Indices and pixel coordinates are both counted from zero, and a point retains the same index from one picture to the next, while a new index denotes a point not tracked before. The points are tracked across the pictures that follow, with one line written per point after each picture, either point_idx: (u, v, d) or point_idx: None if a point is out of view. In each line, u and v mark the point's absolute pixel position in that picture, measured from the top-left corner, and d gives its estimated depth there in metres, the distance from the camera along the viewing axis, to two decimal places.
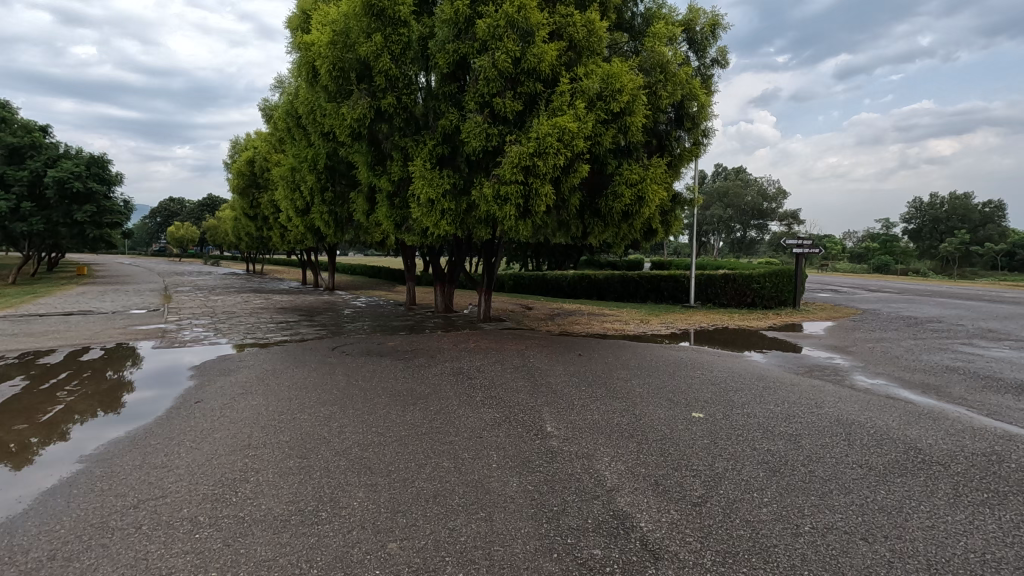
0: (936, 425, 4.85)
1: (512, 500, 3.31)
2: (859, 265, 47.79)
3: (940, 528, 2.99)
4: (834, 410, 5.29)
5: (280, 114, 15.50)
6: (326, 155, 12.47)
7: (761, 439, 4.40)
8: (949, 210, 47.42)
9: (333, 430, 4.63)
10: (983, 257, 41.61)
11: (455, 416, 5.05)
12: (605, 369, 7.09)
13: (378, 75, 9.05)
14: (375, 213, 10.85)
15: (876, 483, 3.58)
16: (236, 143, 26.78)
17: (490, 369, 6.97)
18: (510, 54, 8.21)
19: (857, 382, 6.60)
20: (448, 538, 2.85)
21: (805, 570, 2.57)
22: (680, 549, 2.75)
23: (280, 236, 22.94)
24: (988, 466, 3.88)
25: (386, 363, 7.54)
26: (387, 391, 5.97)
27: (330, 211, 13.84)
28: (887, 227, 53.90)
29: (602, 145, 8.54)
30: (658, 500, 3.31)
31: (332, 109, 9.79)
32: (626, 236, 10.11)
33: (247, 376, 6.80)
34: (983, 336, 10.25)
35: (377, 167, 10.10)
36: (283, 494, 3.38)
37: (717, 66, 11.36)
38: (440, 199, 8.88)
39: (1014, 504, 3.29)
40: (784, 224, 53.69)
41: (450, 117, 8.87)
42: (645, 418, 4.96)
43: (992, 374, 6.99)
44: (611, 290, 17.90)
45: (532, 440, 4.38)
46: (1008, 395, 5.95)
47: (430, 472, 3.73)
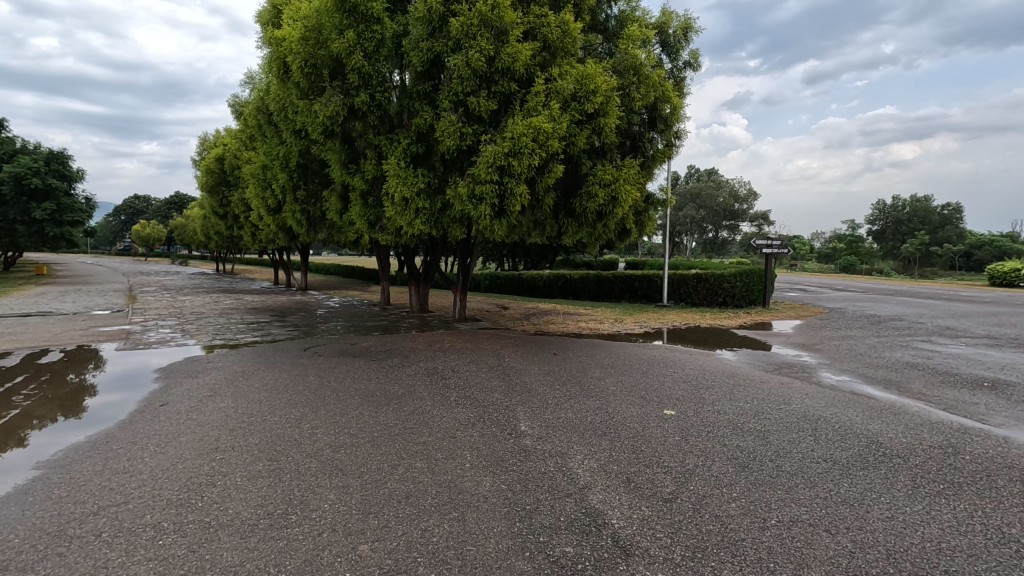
0: (898, 419, 5.01)
1: (485, 500, 3.30)
2: (827, 265, 49.12)
3: (899, 519, 3.09)
4: (801, 406, 5.43)
5: (250, 110, 15.21)
6: (298, 153, 12.30)
7: (730, 436, 4.49)
8: (910, 212, 49.00)
9: (304, 432, 4.56)
10: (942, 258, 43.16)
11: (428, 416, 5.02)
12: (580, 368, 7.13)
13: (351, 72, 8.94)
14: (349, 212, 10.72)
15: (839, 476, 3.69)
16: (205, 140, 26.30)
17: (464, 369, 6.95)
18: (484, 53, 8.20)
19: (823, 379, 6.78)
20: (420, 539, 2.83)
21: (771, 562, 2.63)
22: (651, 545, 2.78)
23: (251, 235, 22.52)
24: (944, 458, 4.04)
25: (359, 363, 7.49)
26: (360, 392, 5.90)
27: (302, 210, 13.64)
28: (853, 227, 55.56)
29: (576, 145, 8.59)
30: (630, 496, 3.34)
31: (304, 107, 9.64)
32: (601, 236, 10.18)
33: (215, 378, 6.64)
34: (943, 334, 10.60)
35: (350, 165, 10.00)
36: (252, 498, 3.31)
37: (690, 68, 11.50)
38: (414, 198, 8.82)
39: (968, 494, 3.43)
40: (754, 224, 54.83)
41: (424, 116, 8.80)
42: (618, 416, 5.01)
43: (950, 370, 7.26)
44: (586, 290, 18.00)
45: (505, 440, 4.37)
46: (963, 390, 6.20)
47: (403, 473, 3.70)
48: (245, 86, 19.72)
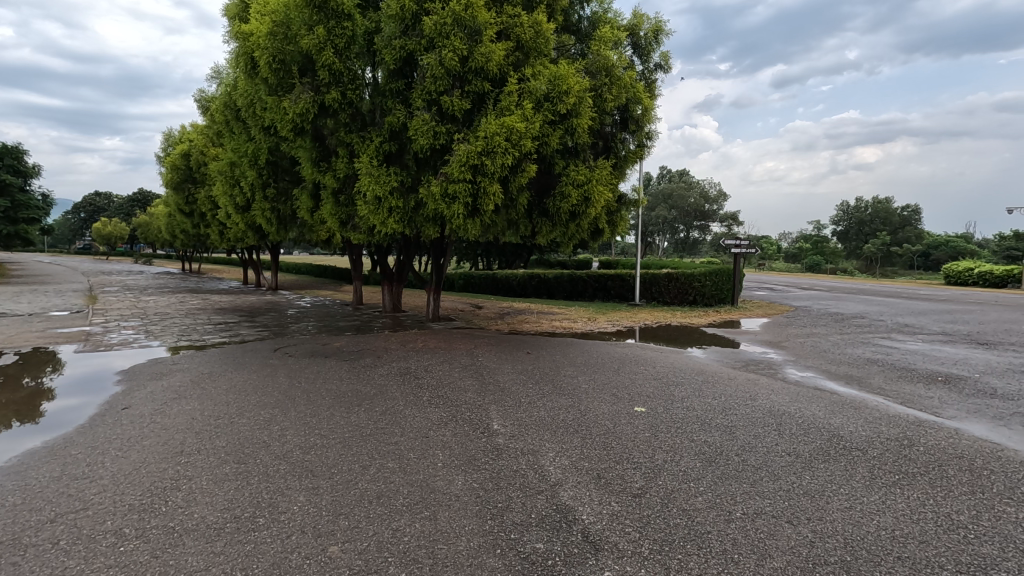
0: (858, 413, 5.20)
1: (457, 498, 3.30)
2: (793, 264, 50.45)
3: (857, 509, 3.21)
4: (767, 402, 5.58)
5: (217, 105, 14.85)
6: (267, 150, 12.08)
7: (699, 431, 4.59)
8: (872, 212, 50.63)
9: (273, 434, 4.48)
10: (902, 258, 44.78)
11: (401, 416, 5.00)
12: (553, 367, 7.17)
13: (321, 69, 8.81)
14: (320, 211, 10.57)
15: (801, 469, 3.81)
16: (170, 136, 25.60)
17: (437, 369, 6.93)
18: (457, 53, 8.18)
19: (788, 375, 6.98)
20: (391, 538, 2.82)
21: (735, 553, 2.70)
22: (620, 540, 2.83)
23: (219, 233, 22.01)
24: (900, 450, 4.21)
25: (330, 364, 7.39)
26: (331, 392, 5.84)
27: (272, 208, 13.40)
28: (818, 228, 57.21)
29: (549, 145, 8.63)
30: (601, 492, 3.39)
31: (273, 103, 9.48)
32: (574, 236, 10.26)
33: (180, 380, 6.47)
34: (902, 331, 10.98)
35: (321, 163, 9.89)
36: (218, 501, 3.25)
37: (661, 70, 11.66)
38: (387, 197, 8.75)
39: (921, 484, 3.59)
40: (724, 224, 55.96)
41: (396, 114, 8.75)
42: (590, 413, 5.07)
43: (907, 365, 7.54)
44: (560, 289, 18.12)
45: (478, 439, 4.38)
46: (920, 384, 6.45)
47: (374, 473, 3.68)
48: (211, 81, 19.25)
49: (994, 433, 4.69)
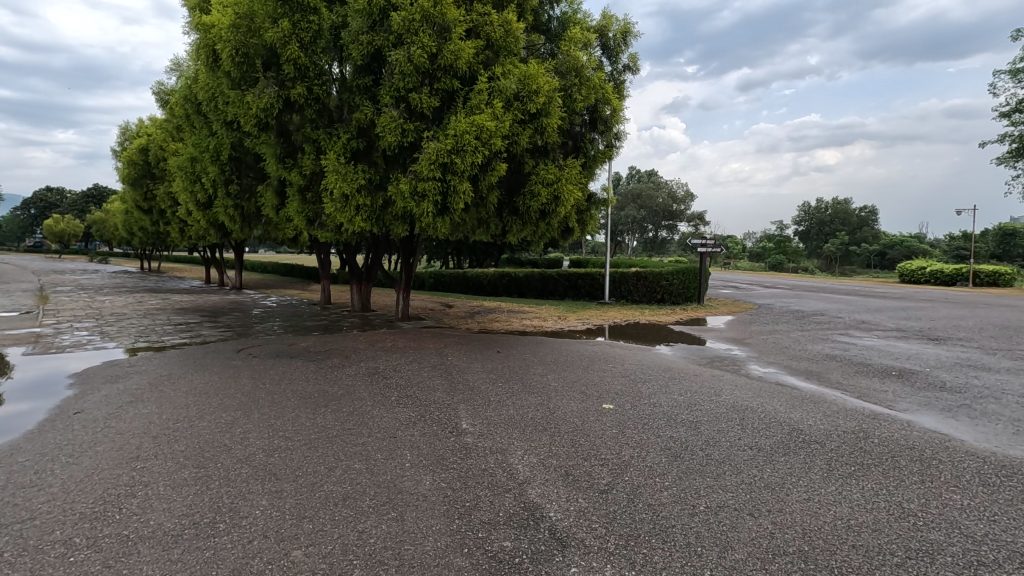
0: (817, 407, 5.37)
1: (424, 499, 3.28)
2: (757, 263, 51.90)
3: (814, 500, 3.32)
4: (731, 397, 5.71)
5: (177, 98, 14.36)
6: (230, 145, 11.76)
7: (665, 427, 4.67)
8: (832, 213, 52.39)
9: (236, 437, 4.36)
10: (860, 257, 46.49)
11: (368, 416, 4.94)
12: (522, 365, 7.18)
13: (286, 63, 8.61)
14: (286, 209, 10.35)
15: (763, 462, 3.91)
16: (126, 130, 24.68)
17: (406, 368, 6.86)
18: (426, 50, 8.12)
19: (751, 371, 7.17)
20: (356, 541, 2.78)
21: (698, 546, 2.76)
22: (587, 536, 2.85)
23: (180, 231, 21.33)
24: (856, 442, 4.37)
25: (296, 364, 7.24)
26: (297, 393, 5.72)
27: (235, 205, 13.06)
28: (781, 228, 58.94)
29: (519, 144, 8.63)
30: (568, 490, 3.41)
31: (236, 98, 9.23)
32: (544, 235, 10.31)
33: (137, 383, 6.24)
34: (858, 327, 11.41)
35: (286, 160, 9.71)
36: (176, 508, 3.14)
37: (630, 72, 11.80)
38: (355, 194, 8.60)
39: (875, 475, 3.73)
40: (691, 224, 57.07)
41: (364, 111, 8.64)
42: (558, 411, 5.10)
43: (863, 360, 7.83)
44: (531, 288, 18.16)
45: (446, 439, 4.35)
46: (876, 379, 6.71)
47: (340, 475, 3.62)
48: (172, 74, 18.65)
49: (941, 425, 4.91)
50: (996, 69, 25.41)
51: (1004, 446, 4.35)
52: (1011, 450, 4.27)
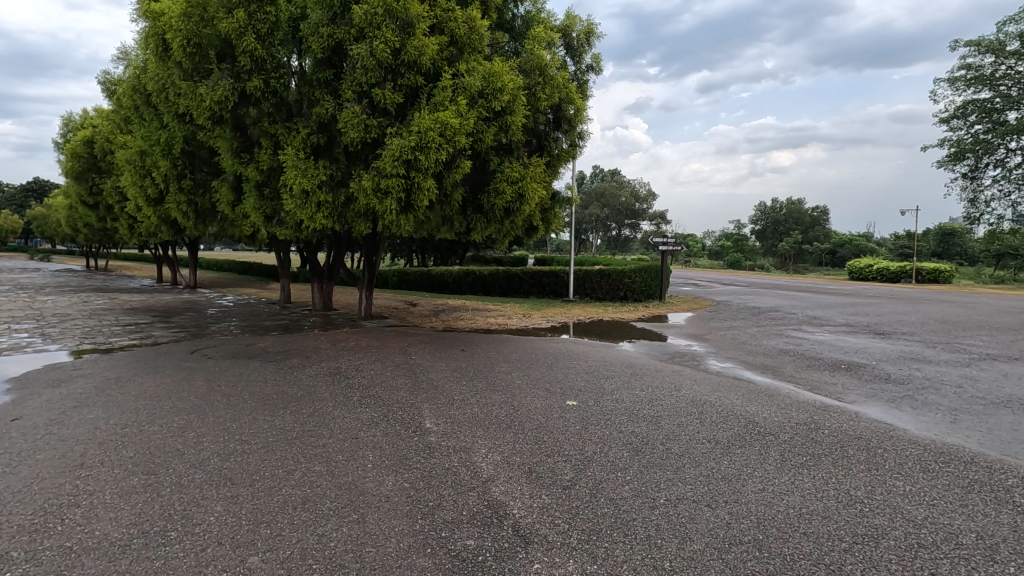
0: (771, 400, 5.57)
1: (386, 499, 3.24)
2: (715, 261, 53.37)
3: (769, 489, 3.44)
4: (690, 392, 5.85)
5: (125, 89, 13.73)
6: (183, 139, 11.33)
7: (627, 422, 4.75)
8: (787, 213, 54.28)
9: (188, 441, 4.20)
10: (812, 255, 48.34)
11: (329, 417, 4.84)
12: (487, 363, 7.18)
13: (242, 55, 8.34)
14: (242, 205, 10.05)
15: (720, 455, 4.02)
16: (69, 121, 23.46)
17: (369, 368, 6.76)
18: (389, 45, 8.00)
19: (710, 366, 7.37)
20: (316, 545, 2.72)
21: (658, 538, 2.81)
22: (549, 532, 2.87)
23: (129, 227, 20.43)
24: (807, 433, 4.55)
25: (254, 365, 7.04)
26: (254, 395, 5.56)
27: (188, 201, 12.60)
28: (739, 227, 60.69)
29: (484, 142, 8.59)
30: (532, 486, 3.43)
31: (188, 89, 8.88)
32: (509, 233, 10.32)
33: (82, 387, 5.94)
34: (811, 323, 11.87)
35: (243, 155, 9.44)
36: (124, 517, 3.01)
37: (593, 72, 11.91)
38: (315, 190, 8.41)
39: (825, 464, 3.89)
40: (653, 223, 58.18)
41: (325, 105, 8.46)
42: (523, 408, 5.12)
43: (815, 354, 8.16)
44: (496, 286, 18.16)
45: (409, 438, 4.31)
46: (827, 372, 7.00)
47: (299, 478, 3.54)
48: (119, 63, 17.82)
49: (886, 415, 5.17)
50: (936, 77, 26.84)
51: (943, 434, 4.61)
52: (948, 437, 4.53)
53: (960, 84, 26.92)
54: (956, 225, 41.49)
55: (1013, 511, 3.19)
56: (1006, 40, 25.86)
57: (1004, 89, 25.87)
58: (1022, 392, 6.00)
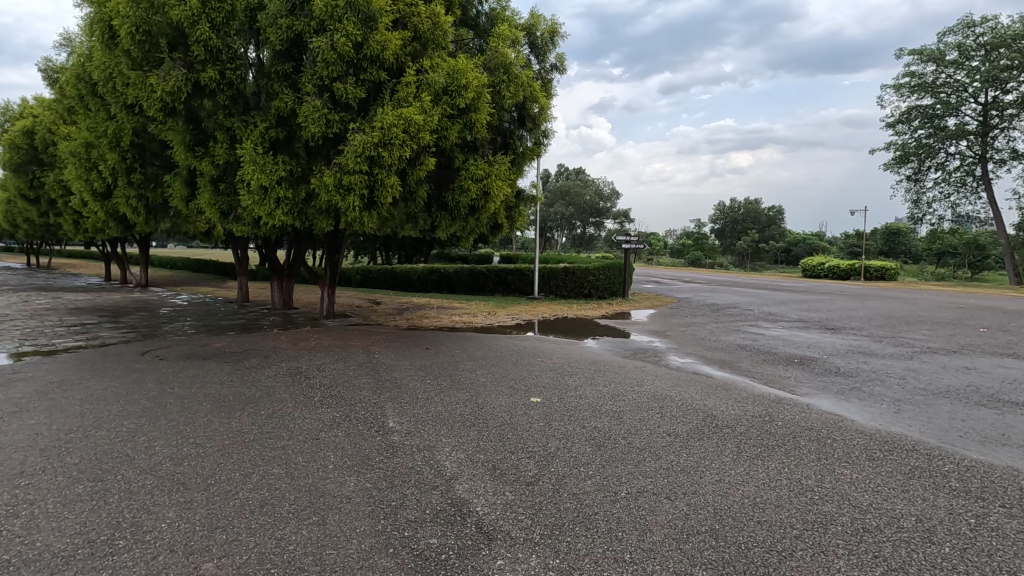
0: (729, 394, 5.74)
1: (348, 500, 3.19)
2: (677, 259, 54.52)
3: (725, 480, 3.55)
4: (651, 387, 5.98)
5: (68, 77, 13.02)
6: (132, 131, 10.84)
7: (590, 418, 4.81)
8: (744, 213, 55.91)
9: (138, 447, 4.03)
10: (769, 253, 49.97)
11: (289, 418, 4.74)
12: (451, 361, 7.14)
13: (195, 45, 8.04)
14: (197, 200, 9.71)
15: (679, 448, 4.12)
16: (7, 110, 22.13)
17: (331, 368, 6.63)
18: (350, 38, 7.85)
19: (671, 361, 7.54)
20: (275, 548, 2.67)
21: (619, 531, 2.86)
22: (512, 528, 2.89)
23: (74, 223, 19.42)
24: (762, 425, 4.71)
25: (210, 366, 6.81)
26: (209, 397, 5.38)
27: (138, 196, 12.07)
28: (699, 226, 62.21)
29: (448, 139, 8.53)
30: (495, 483, 3.44)
31: (137, 79, 8.51)
32: (474, 231, 10.30)
33: (22, 391, 5.63)
34: (766, 319, 12.29)
35: (197, 148, 9.13)
36: (67, 527, 2.87)
37: (557, 71, 11.98)
38: (275, 186, 8.19)
39: (778, 455, 4.04)
40: (617, 221, 59.02)
41: (284, 99, 8.26)
42: (487, 406, 5.13)
43: (770, 349, 8.44)
44: (461, 284, 18.10)
45: (372, 438, 4.26)
46: (781, 366, 7.25)
47: (256, 482, 3.44)
48: (61, 49, 16.89)
49: (836, 406, 5.40)
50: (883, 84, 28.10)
51: (887, 424, 4.84)
52: (892, 426, 4.77)
53: (905, 90, 28.26)
54: (901, 225, 43.61)
55: (949, 495, 3.39)
56: (946, 50, 27.30)
57: (944, 96, 27.31)
58: (959, 383, 6.37)
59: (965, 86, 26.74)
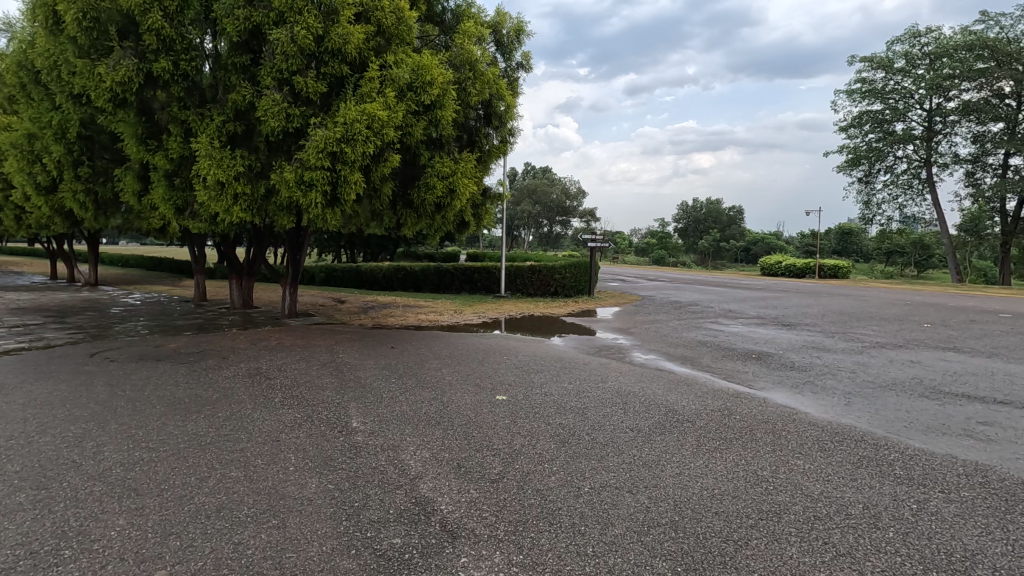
0: (690, 389, 5.88)
1: (309, 502, 3.14)
2: (641, 258, 55.44)
3: (685, 473, 3.64)
4: (615, 383, 6.07)
5: (7, 64, 12.32)
6: (80, 122, 10.35)
7: (555, 415, 4.85)
8: (706, 212, 57.32)
9: (85, 452, 3.86)
10: (729, 252, 51.35)
11: (249, 420, 4.62)
12: (417, 360, 7.08)
13: (146, 33, 7.72)
14: (150, 195, 9.35)
15: (642, 442, 4.21)
16: None
17: (292, 368, 6.49)
18: (311, 31, 7.69)
19: (634, 358, 7.67)
20: (232, 553, 2.60)
21: (582, 526, 2.90)
22: (477, 525, 2.89)
23: (15, 219, 18.38)
24: (721, 419, 4.85)
25: (164, 367, 6.58)
26: (163, 400, 5.19)
27: (86, 190, 11.54)
28: (663, 225, 63.49)
29: (413, 136, 8.43)
30: (459, 481, 3.44)
31: (84, 68, 8.13)
32: (440, 229, 10.23)
33: None
34: (726, 316, 12.64)
35: (150, 142, 8.80)
36: (6, 539, 2.72)
37: (522, 70, 12.01)
38: (232, 182, 7.95)
39: (736, 447, 4.17)
40: (583, 220, 59.64)
41: (242, 92, 8.03)
42: (452, 405, 5.12)
43: (730, 345, 8.68)
44: (427, 282, 17.95)
45: (335, 439, 4.19)
46: (740, 362, 7.47)
47: (213, 486, 3.34)
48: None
49: (791, 400, 5.60)
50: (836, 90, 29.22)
51: (838, 416, 5.06)
52: (842, 418, 4.99)
53: (856, 96, 29.44)
54: (853, 225, 45.45)
55: (894, 483, 3.56)
56: (894, 58, 28.54)
57: (893, 102, 28.57)
58: (905, 376, 6.70)
59: (911, 93, 28.06)
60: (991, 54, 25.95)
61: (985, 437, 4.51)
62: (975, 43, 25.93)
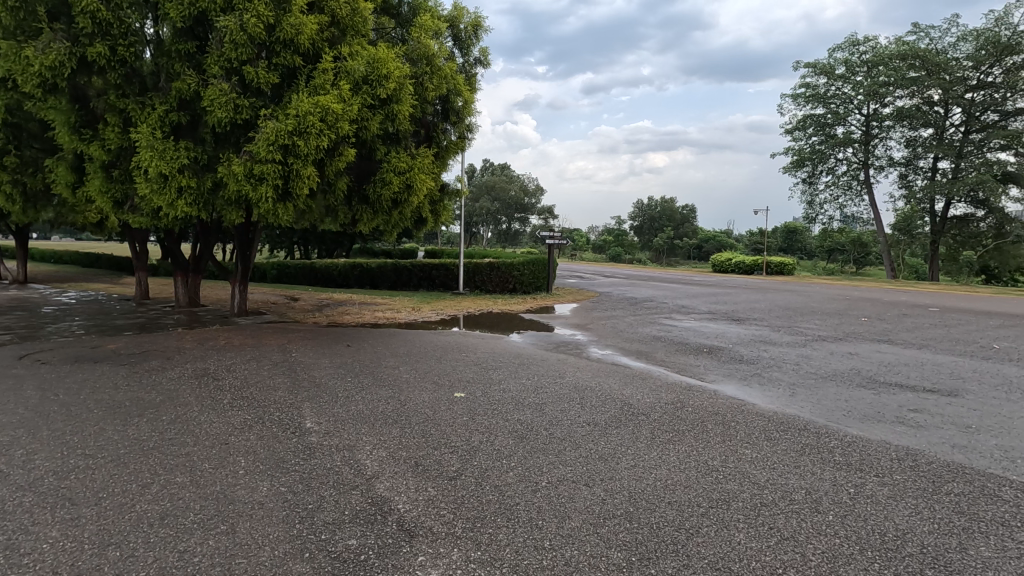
0: (645, 383, 6.03)
1: (260, 506, 3.04)
2: (599, 255, 56.29)
3: (640, 465, 3.73)
4: (573, 379, 6.15)
5: None
6: (5, 108, 9.68)
7: (513, 411, 4.87)
8: (661, 211, 58.74)
9: (13, 461, 3.62)
10: (683, 250, 52.77)
11: (196, 422, 4.44)
12: (373, 358, 6.96)
13: (80, 16, 7.27)
14: (86, 188, 8.82)
15: (598, 436, 4.28)
16: None
17: (242, 368, 6.27)
18: (261, 20, 7.42)
19: (591, 353, 7.79)
20: (177, 562, 2.50)
21: (540, 520, 2.93)
22: (434, 523, 2.88)
23: None
24: (674, 411, 4.99)
25: (102, 369, 6.23)
26: (102, 404, 4.92)
27: (13, 181, 10.80)
28: (619, 222, 64.68)
29: (368, 130, 8.26)
30: (417, 480, 3.40)
31: (9, 50, 7.59)
32: (397, 225, 10.06)
33: None
34: (679, 311, 12.99)
35: (85, 131, 8.30)
36: None
37: (480, 65, 11.95)
38: (176, 174, 7.59)
39: (688, 438, 4.30)
40: (542, 217, 60.10)
41: (186, 81, 7.68)
42: (410, 403, 5.06)
43: (683, 340, 8.94)
44: (384, 279, 17.68)
45: (288, 440, 4.08)
46: (692, 355, 7.71)
47: (156, 493, 3.19)
48: None
49: (740, 392, 5.81)
50: None
51: (783, 406, 5.30)
52: (787, 408, 5.23)
53: (800, 100, 30.77)
54: (798, 224, 47.50)
55: (834, 468, 3.75)
56: (835, 64, 29.94)
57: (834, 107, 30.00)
58: (844, 367, 7.07)
59: (851, 98, 29.53)
60: (923, 63, 27.31)
61: (916, 423, 4.81)
62: (907, 53, 27.36)
